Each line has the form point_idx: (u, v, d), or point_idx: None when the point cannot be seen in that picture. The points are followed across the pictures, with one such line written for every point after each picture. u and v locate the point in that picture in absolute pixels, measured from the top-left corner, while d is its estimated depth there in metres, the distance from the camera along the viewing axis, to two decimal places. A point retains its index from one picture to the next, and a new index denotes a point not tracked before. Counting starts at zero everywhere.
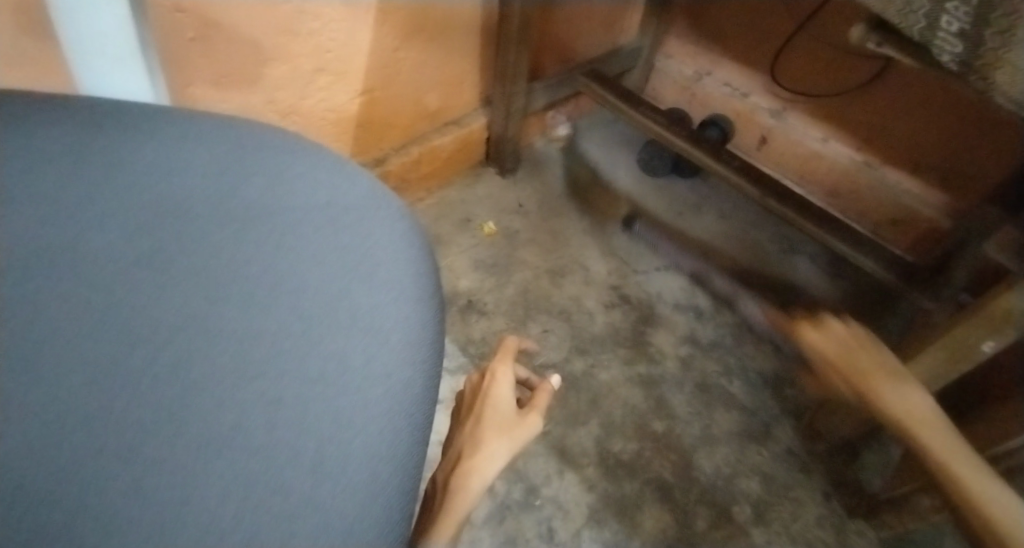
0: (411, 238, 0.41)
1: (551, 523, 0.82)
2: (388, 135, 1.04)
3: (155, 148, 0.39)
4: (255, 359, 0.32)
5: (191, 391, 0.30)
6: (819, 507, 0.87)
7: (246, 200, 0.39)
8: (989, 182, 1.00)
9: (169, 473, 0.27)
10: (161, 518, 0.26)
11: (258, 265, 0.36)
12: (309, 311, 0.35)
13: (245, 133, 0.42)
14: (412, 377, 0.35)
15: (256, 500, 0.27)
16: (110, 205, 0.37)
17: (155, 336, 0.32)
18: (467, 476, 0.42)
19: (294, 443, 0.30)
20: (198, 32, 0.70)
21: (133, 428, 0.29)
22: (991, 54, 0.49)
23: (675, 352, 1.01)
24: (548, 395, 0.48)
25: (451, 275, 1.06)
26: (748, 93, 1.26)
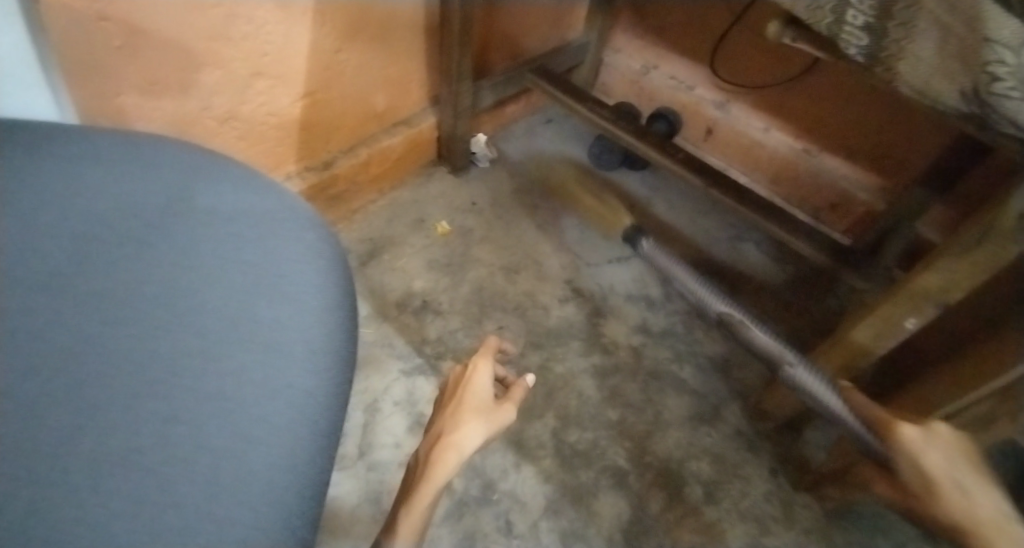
0: (320, 249, 0.41)
1: (509, 516, 0.83)
2: (334, 137, 1.03)
3: (55, 167, 0.39)
4: (153, 377, 0.32)
5: (88, 412, 0.31)
6: (767, 484, 0.90)
7: (147, 218, 0.38)
8: (917, 165, 1.06)
9: (63, 492, 0.28)
10: (53, 536, 0.27)
11: (157, 283, 0.36)
12: (209, 328, 0.35)
13: (142, 150, 0.41)
14: (316, 385, 0.35)
15: (150, 514, 0.28)
16: (5, 226, 0.36)
17: (51, 359, 0.32)
18: (445, 448, 0.43)
19: (189, 459, 0.30)
20: (125, 39, 0.69)
21: (29, 449, 0.29)
22: (894, 46, 0.52)
23: (628, 342, 1.03)
24: (524, 390, 0.49)
25: (405, 276, 1.06)
26: (693, 85, 1.29)
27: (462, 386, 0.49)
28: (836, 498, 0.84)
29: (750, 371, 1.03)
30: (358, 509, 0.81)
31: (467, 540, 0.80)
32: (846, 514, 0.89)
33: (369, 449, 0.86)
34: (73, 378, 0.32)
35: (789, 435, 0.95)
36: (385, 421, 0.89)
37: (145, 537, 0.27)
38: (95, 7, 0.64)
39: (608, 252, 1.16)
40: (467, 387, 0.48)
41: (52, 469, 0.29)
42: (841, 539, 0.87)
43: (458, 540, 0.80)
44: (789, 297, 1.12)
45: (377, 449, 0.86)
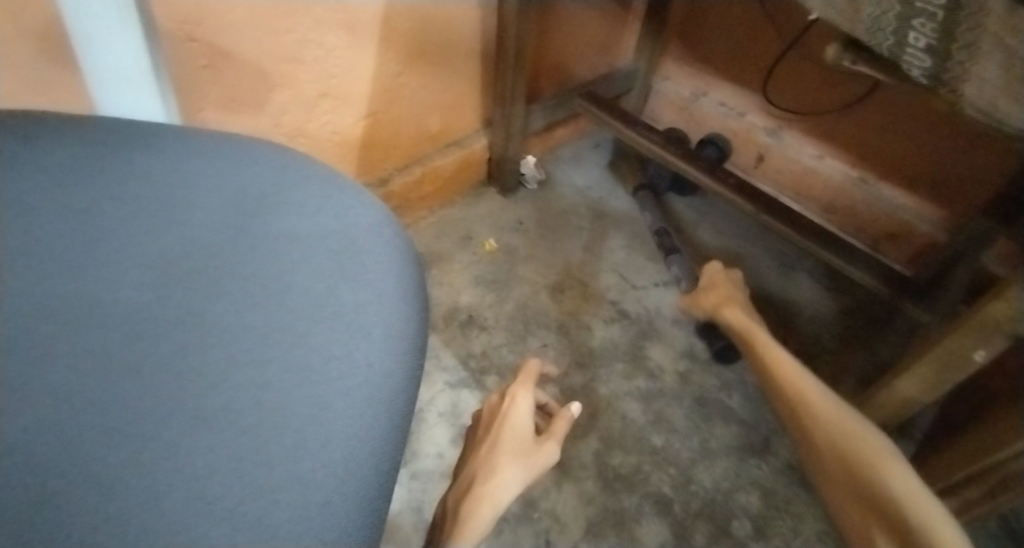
0: (395, 237, 0.41)
1: (549, 536, 0.82)
2: (391, 155, 1.07)
3: (160, 152, 0.41)
4: (246, 348, 0.33)
5: (185, 377, 0.32)
6: (820, 522, 0.87)
7: (241, 201, 0.40)
8: (982, 195, 1.01)
9: (163, 448, 0.29)
10: (155, 487, 0.28)
11: (249, 262, 0.37)
12: (294, 306, 0.36)
13: (231, 139, 0.43)
14: (394, 366, 0.36)
15: (242, 474, 0.29)
16: (115, 203, 0.38)
17: (153, 326, 0.34)
18: (479, 501, 0.43)
19: (279, 426, 0.31)
20: (210, 59, 0.74)
21: (134, 408, 0.30)
22: (958, 68, 0.51)
23: (674, 367, 1.02)
24: (567, 425, 0.50)
25: (451, 291, 1.08)
26: (744, 112, 1.28)
27: (499, 423, 0.49)
28: None
29: None
30: (399, 518, 0.82)
31: None
32: None
33: (413, 458, 0.87)
34: (167, 348, 0.33)
35: None
36: (429, 432, 0.90)
37: (237, 494, 0.28)
38: (185, 28, 0.70)
39: (655, 275, 1.15)
40: (504, 425, 0.48)
41: (149, 430, 0.30)
42: None
43: None
44: (844, 328, 1.09)
45: (419, 459, 0.87)
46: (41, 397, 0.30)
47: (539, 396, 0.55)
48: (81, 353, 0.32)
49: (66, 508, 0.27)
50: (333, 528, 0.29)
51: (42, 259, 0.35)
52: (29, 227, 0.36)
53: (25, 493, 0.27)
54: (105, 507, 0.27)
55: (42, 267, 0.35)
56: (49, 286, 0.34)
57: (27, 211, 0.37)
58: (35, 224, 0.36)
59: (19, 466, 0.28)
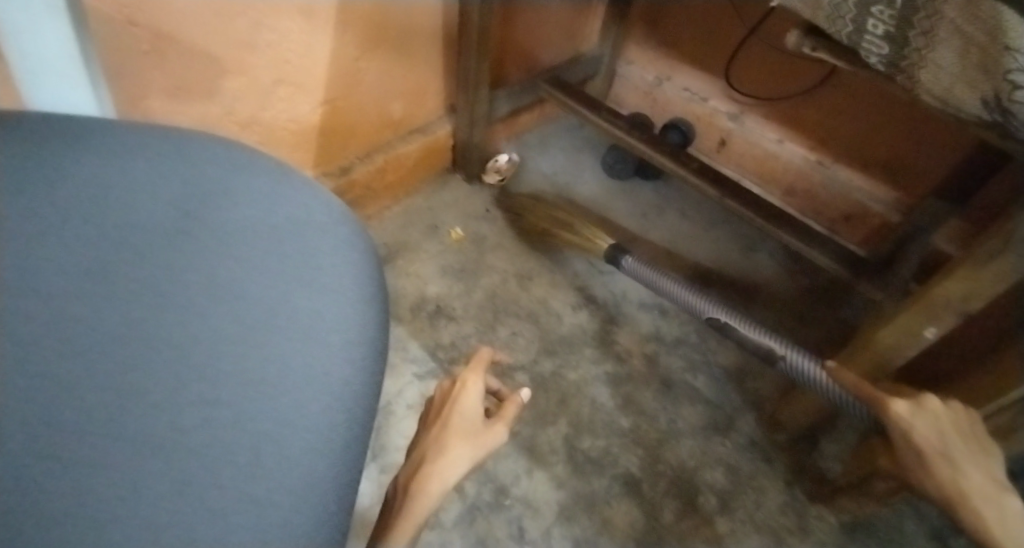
0: (352, 239, 0.40)
1: (521, 522, 0.83)
2: (353, 143, 1.04)
3: (97, 155, 0.39)
4: (196, 363, 0.33)
5: (133, 395, 0.31)
6: (782, 495, 0.89)
7: (187, 206, 0.38)
8: (933, 176, 1.05)
9: (111, 472, 0.28)
10: (104, 511, 0.27)
11: (197, 271, 0.36)
12: (246, 317, 0.35)
13: (176, 139, 0.41)
14: (352, 374, 0.35)
15: (195, 494, 0.28)
16: (49, 211, 0.36)
17: (97, 343, 0.32)
18: (428, 477, 0.43)
19: (233, 442, 0.30)
20: (153, 44, 0.71)
21: (78, 430, 0.29)
22: (915, 55, 0.52)
23: (641, 351, 1.03)
24: (517, 407, 0.49)
25: (419, 281, 1.07)
26: (707, 97, 1.29)
27: (448, 407, 0.48)
28: (854, 509, 0.83)
29: (765, 381, 1.02)
30: (370, 512, 0.81)
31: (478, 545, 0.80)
32: (862, 526, 0.88)
33: (383, 451, 0.86)
34: (114, 365, 0.32)
35: (804, 445, 0.94)
36: (398, 424, 0.89)
37: (191, 515, 0.28)
38: (125, 12, 0.66)
39: None
40: (454, 408, 0.48)
41: (97, 452, 0.29)
42: None
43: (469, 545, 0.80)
44: (802, 306, 1.12)
45: (390, 451, 0.86)
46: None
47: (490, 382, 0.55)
48: (20, 373, 0.31)
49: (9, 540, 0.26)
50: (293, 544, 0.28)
51: None
52: None
53: None
54: (52, 535, 0.26)
55: None
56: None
57: None
58: None
59: None
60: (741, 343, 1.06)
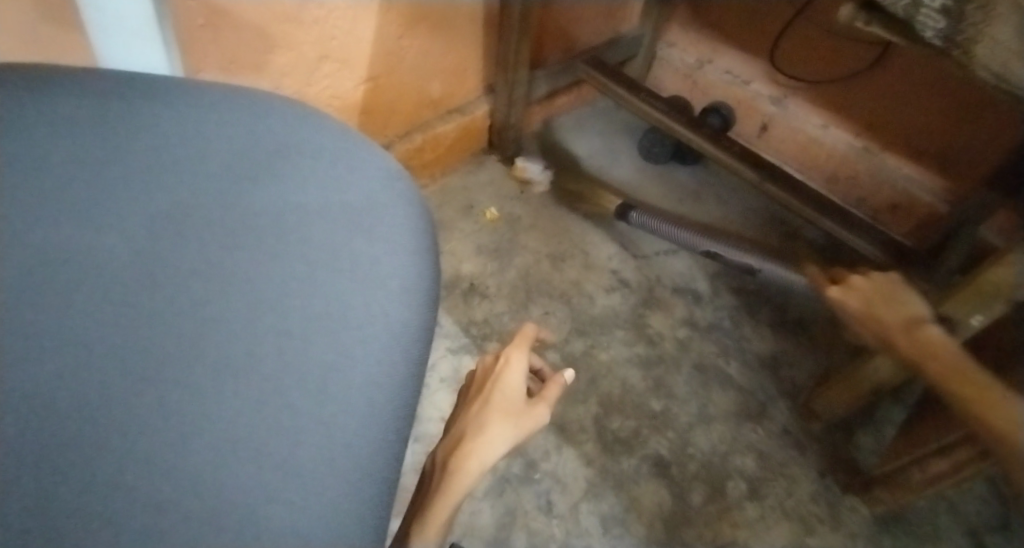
0: (408, 190, 0.41)
1: (550, 496, 0.84)
2: (393, 121, 1.06)
3: (166, 103, 0.39)
4: (264, 299, 0.34)
5: (206, 326, 0.32)
6: (814, 484, 0.89)
7: (253, 152, 0.39)
8: (986, 166, 1.01)
9: (187, 395, 0.30)
10: (183, 429, 0.29)
11: (263, 213, 0.37)
12: (310, 258, 0.35)
13: (240, 92, 0.42)
14: (409, 318, 0.36)
15: (266, 416, 0.30)
16: (123, 153, 0.37)
17: (171, 277, 0.34)
18: (469, 456, 0.44)
19: (300, 372, 0.31)
20: (208, 18, 0.73)
21: (156, 356, 0.31)
22: (972, 29, 0.51)
23: (673, 334, 1.03)
24: (558, 389, 0.50)
25: (453, 259, 1.08)
26: (749, 80, 1.27)
27: (490, 383, 0.49)
28: (889, 501, 0.82)
29: (799, 370, 1.01)
30: (403, 479, 0.84)
31: (508, 516, 0.82)
32: (896, 519, 0.86)
33: (416, 422, 0.89)
34: (186, 298, 0.33)
35: (838, 435, 0.93)
36: (431, 397, 0.91)
37: (263, 435, 0.29)
38: None
39: (656, 244, 1.15)
40: (497, 385, 0.49)
41: (176, 376, 0.30)
42: (890, 544, 0.84)
43: (499, 515, 0.82)
44: None
45: (423, 422, 0.89)
46: (65, 344, 0.31)
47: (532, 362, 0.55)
48: (104, 301, 0.32)
49: (97, 450, 0.28)
50: (357, 467, 0.30)
51: (53, 211, 0.34)
52: (41, 176, 0.35)
53: (59, 436, 0.28)
54: (137, 447, 0.28)
55: (52, 219, 0.34)
56: (62, 238, 0.34)
57: (32, 163, 0.36)
58: (40, 175, 0.35)
59: (44, 411, 0.28)
60: (775, 331, 1.05)
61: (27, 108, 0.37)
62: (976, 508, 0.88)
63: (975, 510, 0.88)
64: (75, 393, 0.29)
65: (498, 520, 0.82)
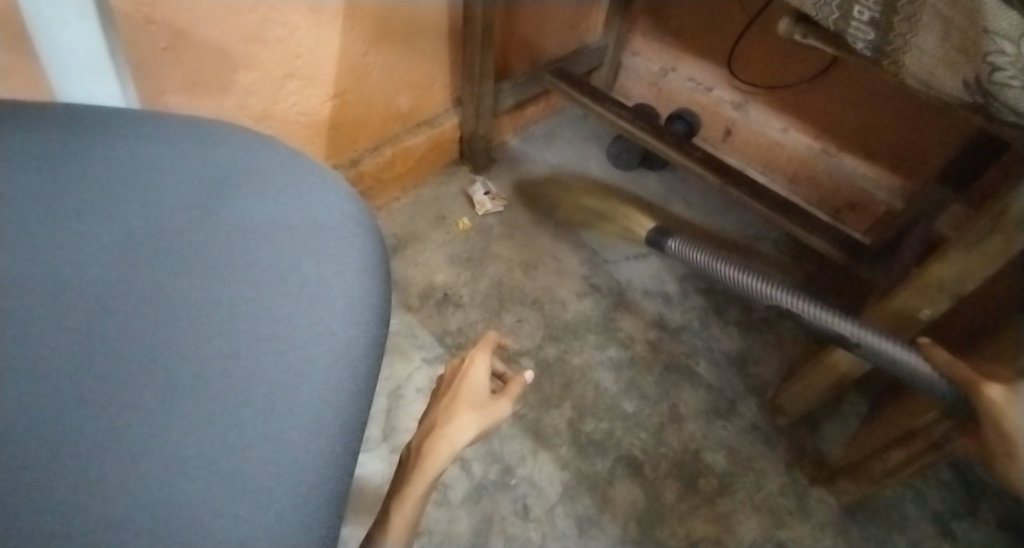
0: (357, 212, 0.42)
1: (526, 501, 0.86)
2: (362, 135, 1.07)
3: (120, 134, 0.41)
4: (214, 321, 0.35)
5: (156, 349, 0.33)
6: (782, 477, 0.91)
7: (204, 180, 0.40)
8: (935, 164, 1.06)
9: (138, 416, 0.31)
10: (134, 449, 0.30)
11: (214, 239, 0.38)
12: (261, 281, 0.37)
13: (192, 122, 0.43)
14: (358, 334, 0.37)
15: (215, 433, 0.31)
16: (75, 183, 0.38)
17: (123, 303, 0.35)
18: (438, 440, 0.46)
19: (249, 392, 0.33)
20: (170, 41, 0.74)
21: (108, 379, 0.32)
22: (899, 40, 0.54)
23: (644, 337, 1.05)
24: (520, 385, 0.51)
25: (427, 270, 1.09)
26: (711, 87, 1.30)
27: (457, 380, 0.51)
28: (853, 490, 0.85)
29: (767, 366, 1.04)
30: (381, 490, 0.84)
31: (485, 522, 0.83)
32: (862, 507, 0.89)
33: (392, 433, 0.90)
34: (136, 323, 0.34)
35: (805, 428, 0.96)
36: (408, 407, 0.92)
37: (212, 452, 0.30)
38: (144, 11, 0.69)
39: (626, 249, 1.18)
40: (464, 381, 0.50)
41: (127, 398, 0.31)
42: (857, 532, 0.87)
43: (476, 522, 0.83)
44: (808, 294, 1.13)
45: (400, 432, 0.90)
46: (15, 369, 0.31)
47: (497, 364, 0.57)
48: (55, 326, 0.33)
49: (49, 472, 0.29)
50: (303, 479, 0.31)
51: (3, 241, 0.35)
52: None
53: (12, 459, 0.29)
54: (88, 468, 0.29)
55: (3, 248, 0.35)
56: (11, 266, 0.35)
57: None
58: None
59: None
60: (743, 330, 1.08)
61: None
62: (940, 495, 0.92)
63: (938, 496, 0.91)
64: (26, 417, 0.30)
65: (475, 526, 0.83)
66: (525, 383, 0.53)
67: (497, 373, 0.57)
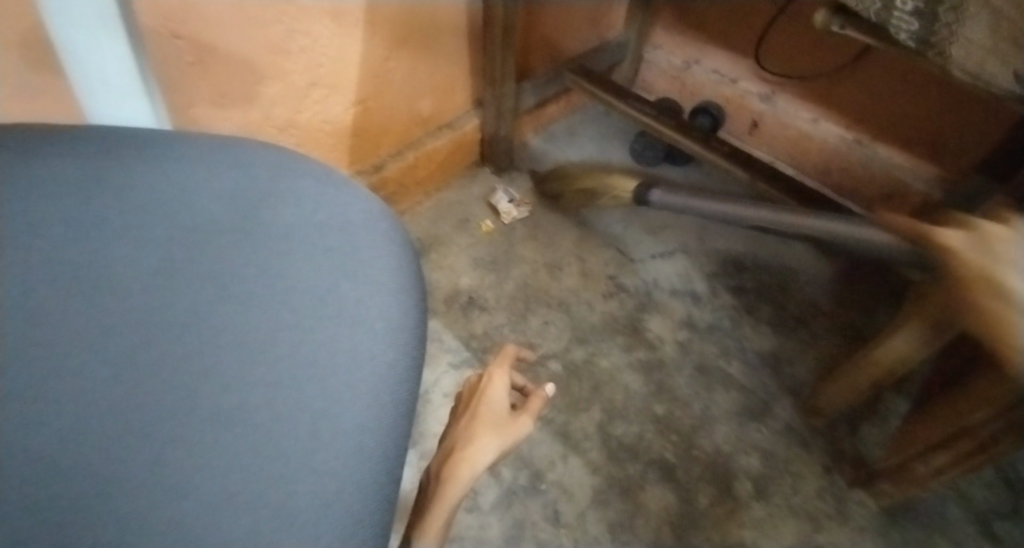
0: (389, 231, 0.41)
1: (557, 506, 0.85)
2: (384, 141, 1.07)
3: (155, 160, 0.41)
4: (253, 348, 0.34)
5: (197, 379, 0.33)
6: (819, 480, 0.89)
7: (238, 204, 0.40)
8: (975, 153, 1.02)
9: (181, 448, 0.31)
10: (179, 482, 0.29)
11: (251, 264, 0.37)
12: (297, 305, 0.36)
13: (225, 143, 0.43)
14: (395, 358, 0.36)
15: (258, 464, 0.31)
16: (112, 210, 0.38)
17: (164, 331, 0.34)
18: (458, 464, 0.45)
19: (291, 420, 0.32)
20: (196, 55, 0.74)
21: (151, 410, 0.32)
22: (945, 30, 0.51)
23: (673, 337, 1.03)
24: (542, 401, 0.51)
25: (451, 274, 1.09)
26: (737, 78, 1.27)
27: (477, 399, 0.51)
28: (895, 494, 0.82)
29: (801, 365, 1.01)
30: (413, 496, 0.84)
31: (517, 529, 0.83)
32: (904, 511, 0.87)
33: (422, 438, 0.90)
34: (177, 351, 0.34)
35: (842, 429, 0.94)
36: (436, 413, 0.92)
37: (255, 484, 0.30)
38: (169, 27, 0.69)
39: (652, 248, 1.16)
40: (482, 399, 0.50)
41: (169, 430, 0.31)
42: (899, 537, 0.84)
43: (508, 528, 0.83)
44: (838, 293, 1.10)
45: (429, 438, 0.90)
46: (62, 404, 0.31)
47: (517, 378, 0.56)
48: (98, 357, 0.33)
49: (98, 509, 0.28)
50: (347, 508, 0.30)
51: (46, 272, 0.35)
52: (37, 238, 0.36)
53: (62, 494, 0.29)
54: (134, 502, 0.29)
55: (45, 279, 0.35)
56: (55, 296, 0.35)
57: (24, 224, 0.37)
58: (32, 237, 0.36)
59: (45, 471, 0.29)
60: (775, 328, 1.05)
61: (21, 172, 0.38)
62: (984, 496, 0.88)
63: (982, 498, 0.88)
64: (73, 451, 0.30)
65: (507, 533, 0.82)
66: (547, 397, 0.52)
67: (517, 389, 0.57)
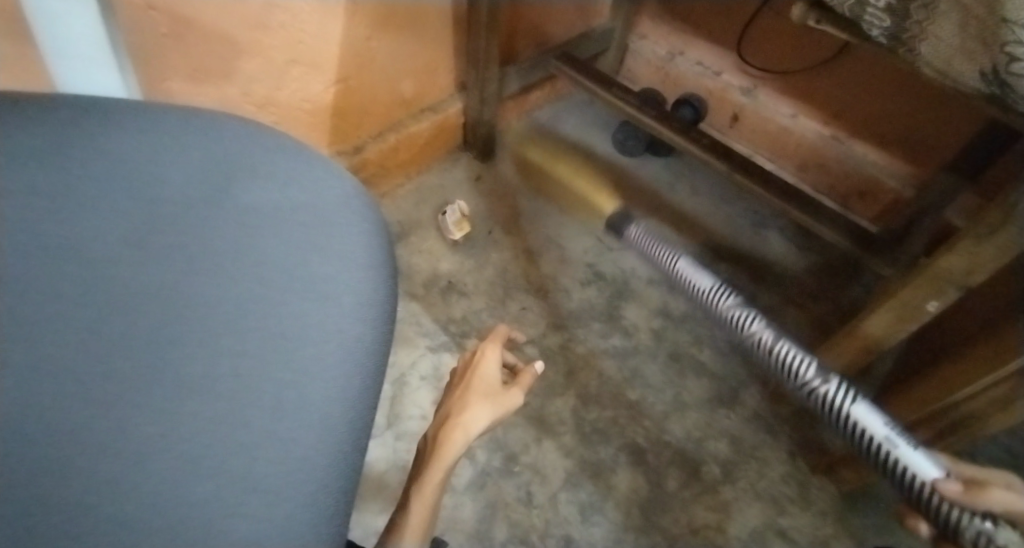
0: (362, 206, 0.42)
1: (529, 487, 0.86)
2: (365, 122, 1.07)
3: (126, 129, 0.40)
4: (221, 318, 0.35)
5: (166, 347, 0.33)
6: (784, 465, 0.92)
7: (210, 175, 0.40)
8: (946, 151, 1.05)
9: (148, 414, 0.31)
10: (144, 446, 0.30)
11: (221, 236, 0.37)
12: (266, 278, 0.36)
13: (198, 116, 0.42)
14: (364, 332, 0.37)
15: (223, 431, 0.31)
16: (81, 177, 0.38)
17: (131, 300, 0.35)
18: (453, 430, 0.46)
19: (257, 389, 0.33)
20: (171, 28, 0.73)
21: (117, 377, 0.32)
22: (916, 27, 0.53)
23: (648, 325, 1.05)
24: (532, 376, 0.51)
25: (430, 258, 1.09)
26: (720, 71, 1.28)
27: (469, 372, 0.51)
28: (854, 479, 0.85)
29: None
30: (386, 475, 0.85)
31: (489, 509, 0.84)
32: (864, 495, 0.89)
33: (397, 420, 0.90)
34: (143, 322, 0.34)
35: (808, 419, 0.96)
36: (412, 395, 0.93)
37: (219, 449, 0.31)
38: None
39: None
40: (475, 372, 0.51)
41: (136, 395, 0.32)
42: (858, 521, 0.87)
43: (480, 509, 0.84)
44: (812, 285, 1.13)
45: (405, 420, 0.90)
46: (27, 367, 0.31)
47: (509, 357, 0.57)
48: (65, 323, 0.33)
49: (64, 472, 0.29)
50: (311, 474, 0.31)
51: (12, 237, 0.35)
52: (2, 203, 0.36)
53: (28, 456, 0.29)
54: (101, 466, 0.29)
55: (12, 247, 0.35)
56: (21, 263, 0.34)
57: None
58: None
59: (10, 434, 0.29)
60: None
61: None
62: None
63: None
64: (40, 415, 0.30)
65: (479, 513, 0.84)
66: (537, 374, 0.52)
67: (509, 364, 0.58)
